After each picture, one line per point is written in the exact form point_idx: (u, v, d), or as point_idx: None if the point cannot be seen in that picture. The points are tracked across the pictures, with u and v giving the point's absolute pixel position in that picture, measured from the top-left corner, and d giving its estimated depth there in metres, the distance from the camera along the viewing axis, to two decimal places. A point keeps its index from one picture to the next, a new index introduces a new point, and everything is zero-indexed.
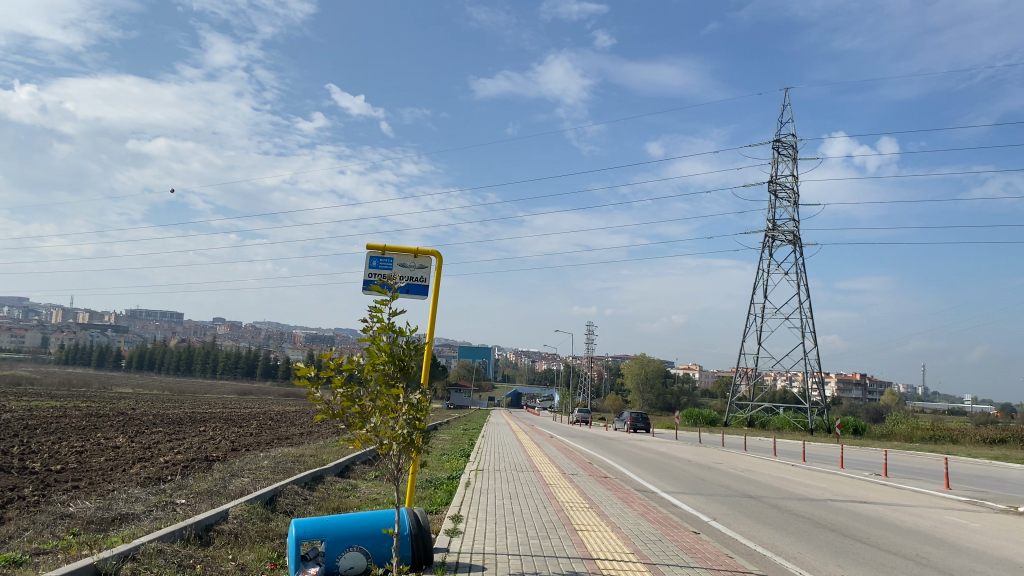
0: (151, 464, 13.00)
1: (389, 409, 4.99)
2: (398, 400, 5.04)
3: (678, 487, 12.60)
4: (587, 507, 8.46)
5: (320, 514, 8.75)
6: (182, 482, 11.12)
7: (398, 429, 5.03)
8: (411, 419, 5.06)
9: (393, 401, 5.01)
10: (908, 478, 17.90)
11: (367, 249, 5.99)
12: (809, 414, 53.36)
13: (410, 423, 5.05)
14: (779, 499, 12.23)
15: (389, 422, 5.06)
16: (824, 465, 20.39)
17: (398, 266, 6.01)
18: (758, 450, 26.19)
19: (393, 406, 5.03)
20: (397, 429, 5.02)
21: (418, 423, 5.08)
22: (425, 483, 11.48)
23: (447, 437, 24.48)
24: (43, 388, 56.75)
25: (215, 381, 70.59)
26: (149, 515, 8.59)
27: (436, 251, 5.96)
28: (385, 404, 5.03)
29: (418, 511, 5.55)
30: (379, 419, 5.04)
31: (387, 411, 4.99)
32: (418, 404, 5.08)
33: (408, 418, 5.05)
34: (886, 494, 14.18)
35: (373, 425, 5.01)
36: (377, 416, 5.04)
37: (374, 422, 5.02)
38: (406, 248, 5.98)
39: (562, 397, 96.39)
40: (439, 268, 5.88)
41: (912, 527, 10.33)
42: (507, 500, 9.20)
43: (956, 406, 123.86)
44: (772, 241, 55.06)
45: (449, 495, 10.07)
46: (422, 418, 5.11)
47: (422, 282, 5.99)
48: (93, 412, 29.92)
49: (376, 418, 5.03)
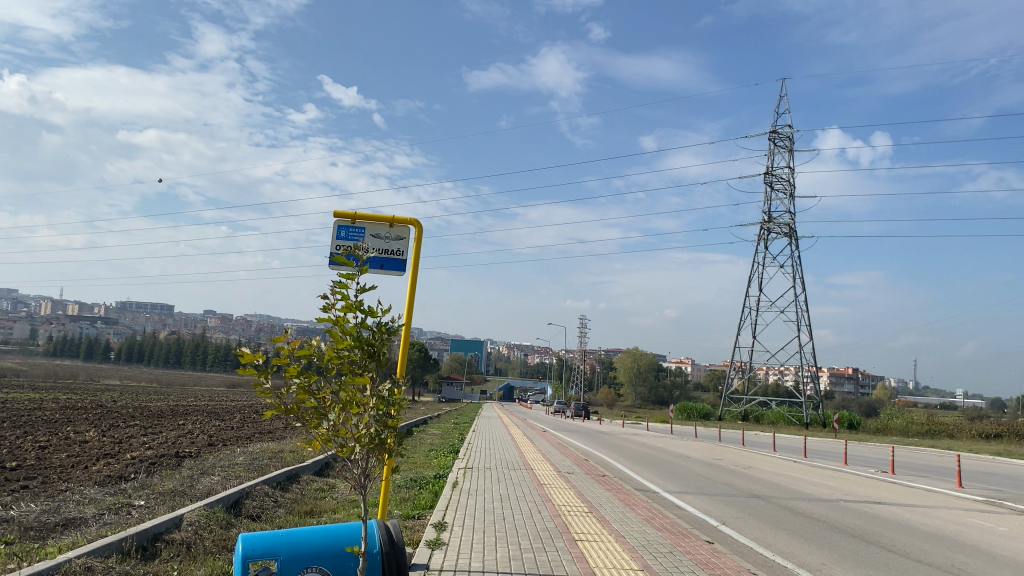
0: (117, 461, 12.10)
1: (353, 403, 4.14)
2: (364, 393, 4.19)
3: (680, 487, 11.80)
4: (586, 511, 7.64)
5: (291, 519, 7.91)
6: (145, 482, 10.21)
7: (364, 427, 4.18)
8: (382, 417, 4.20)
9: (358, 398, 4.16)
10: (916, 475, 17.11)
11: (335, 218, 5.14)
12: (804, 408, 52.83)
13: (379, 421, 4.18)
14: (789, 500, 11.44)
15: (351, 419, 4.22)
16: (827, 462, 19.59)
17: (371, 238, 5.16)
18: (757, 445, 25.44)
19: (358, 403, 4.18)
20: (362, 429, 4.15)
21: (390, 424, 4.22)
22: (408, 483, 10.65)
23: (437, 432, 23.68)
24: (29, 379, 55.71)
25: (205, 374, 69.55)
26: (98, 519, 7.72)
27: (414, 220, 5.11)
28: (350, 399, 4.19)
29: (392, 524, 4.72)
30: (342, 416, 4.19)
31: (351, 408, 4.14)
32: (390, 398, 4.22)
33: (376, 415, 4.19)
34: (898, 493, 13.40)
35: (332, 423, 4.15)
36: (338, 413, 4.20)
37: (333, 420, 4.16)
38: (381, 217, 5.13)
39: (555, 390, 95.63)
40: (418, 239, 5.03)
41: (937, 532, 9.55)
42: (498, 504, 8.36)
43: (945, 402, 124.13)
44: (767, 234, 54.53)
45: (434, 496, 9.25)
46: (395, 415, 4.28)
47: (399, 256, 5.15)
48: (72, 404, 28.90)
49: (335, 415, 4.17)
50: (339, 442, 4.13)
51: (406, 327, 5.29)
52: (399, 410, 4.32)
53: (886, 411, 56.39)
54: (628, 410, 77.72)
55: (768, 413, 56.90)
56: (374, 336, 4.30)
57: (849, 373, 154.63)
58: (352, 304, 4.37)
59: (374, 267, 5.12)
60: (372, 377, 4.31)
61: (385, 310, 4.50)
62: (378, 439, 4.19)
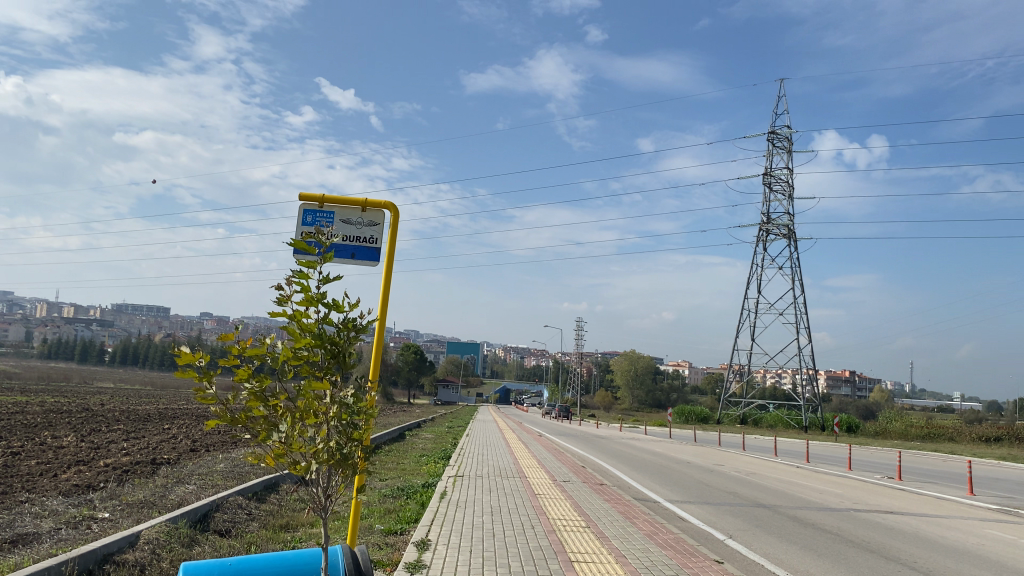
0: (88, 468, 11.46)
1: (311, 413, 3.54)
2: (323, 400, 3.59)
3: (683, 496, 11.21)
4: (583, 527, 7.05)
5: (264, 533, 7.30)
6: (114, 491, 9.59)
7: (325, 438, 3.59)
8: (345, 429, 3.60)
9: (316, 409, 3.55)
10: (925, 481, 16.53)
11: (301, 201, 4.55)
12: (803, 411, 52.24)
13: (343, 434, 3.59)
14: (797, 509, 10.87)
15: (308, 431, 3.60)
16: (831, 468, 19.00)
17: (341, 224, 4.57)
18: (759, 450, 24.85)
19: (317, 412, 3.57)
20: (319, 444, 3.51)
21: (355, 437, 3.59)
22: (396, 492, 10.06)
23: (430, 436, 23.02)
24: (21, 382, 54.91)
25: None
26: (53, 535, 7.09)
27: (390, 203, 4.50)
28: (307, 407, 3.58)
29: (359, 549, 4.14)
30: (297, 427, 3.58)
31: (307, 419, 3.52)
32: (354, 404, 3.60)
33: (338, 425, 3.59)
34: (907, 501, 12.81)
35: (284, 436, 3.54)
36: (293, 424, 3.61)
37: (286, 431, 3.54)
38: (353, 199, 4.54)
39: (552, 393, 94.91)
40: (394, 225, 4.42)
41: (956, 545, 8.98)
42: (488, 517, 7.77)
43: (942, 404, 123.72)
44: (766, 235, 54.09)
45: (421, 507, 8.64)
46: (363, 425, 3.66)
47: (373, 245, 4.54)
48: (58, 408, 28.12)
49: (289, 426, 3.56)
50: (290, 457, 3.50)
51: (381, 325, 4.68)
52: (368, 416, 3.72)
53: (885, 413, 55.89)
54: (625, 413, 77.10)
55: (767, 416, 56.33)
56: (338, 335, 3.74)
57: (846, 375, 154.19)
58: (311, 298, 3.78)
59: (342, 255, 4.51)
60: (336, 380, 3.73)
61: (355, 305, 3.93)
62: (341, 458, 3.56)
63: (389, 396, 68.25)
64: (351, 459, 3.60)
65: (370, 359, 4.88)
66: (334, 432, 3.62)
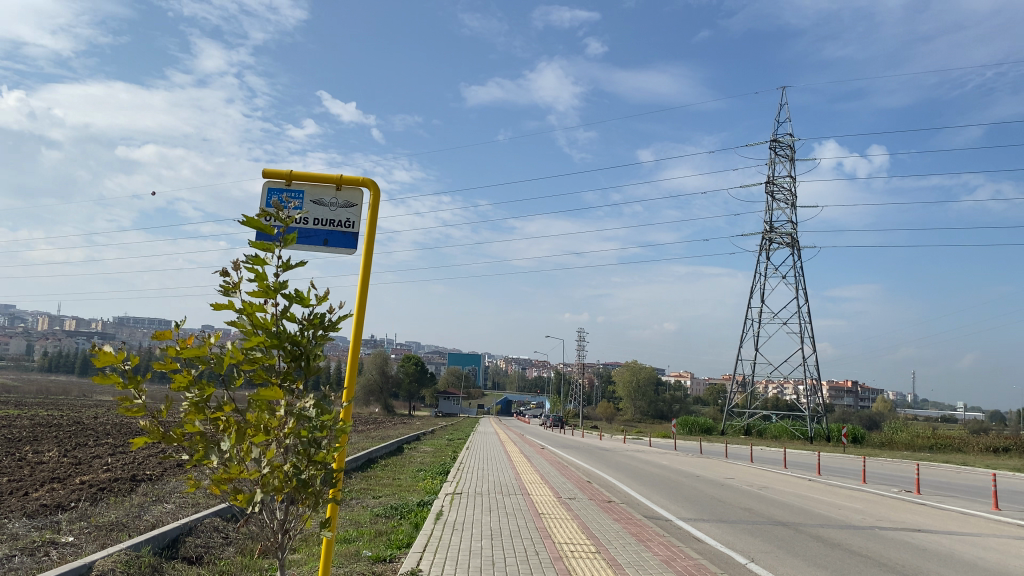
0: (62, 486, 10.74)
1: (262, 429, 2.84)
2: (278, 413, 2.89)
3: (696, 513, 10.51)
4: (592, 552, 6.37)
5: (240, 558, 6.62)
6: (84, 511, 8.92)
7: (282, 460, 2.90)
8: (302, 449, 2.87)
9: (268, 424, 2.85)
10: (944, 495, 15.83)
11: (266, 179, 3.92)
12: (808, 422, 51.49)
13: (301, 456, 2.86)
14: (818, 528, 10.19)
15: (260, 452, 2.90)
16: (844, 480, 18.28)
17: (312, 205, 3.91)
18: (767, 462, 24.13)
19: (268, 428, 2.87)
20: (266, 469, 2.80)
21: (317, 460, 2.87)
22: (390, 511, 9.36)
23: (429, 450, 22.33)
24: (18, 396, 54.01)
25: None
26: (3, 563, 6.41)
27: (369, 179, 3.83)
28: (252, 423, 2.88)
29: None
30: (243, 446, 2.89)
31: (253, 438, 2.83)
32: (316, 417, 2.87)
33: (297, 442, 2.88)
34: (928, 516, 12.10)
35: (224, 459, 2.85)
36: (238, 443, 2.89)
37: (229, 453, 2.84)
38: (326, 175, 3.88)
39: (553, 404, 93.91)
40: (373, 205, 3.76)
41: (995, 567, 8.31)
42: (487, 542, 7.07)
43: (945, 416, 122.90)
44: (770, 244, 53.56)
45: (414, 529, 7.96)
46: (329, 447, 2.93)
47: (350, 229, 3.87)
48: (47, 421, 27.36)
49: (234, 446, 2.86)
50: (229, 487, 2.79)
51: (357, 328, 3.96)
52: (336, 433, 3.02)
53: (891, 424, 55.14)
54: (627, 424, 76.19)
55: (771, 427, 55.54)
56: (302, 333, 3.10)
57: (848, 385, 153.79)
58: (267, 286, 3.13)
59: (312, 241, 3.84)
60: (295, 387, 3.05)
61: (325, 296, 3.28)
62: (300, 484, 2.84)
63: (388, 408, 67.46)
64: (312, 486, 2.89)
65: (345, 366, 4.21)
66: (292, 451, 2.92)
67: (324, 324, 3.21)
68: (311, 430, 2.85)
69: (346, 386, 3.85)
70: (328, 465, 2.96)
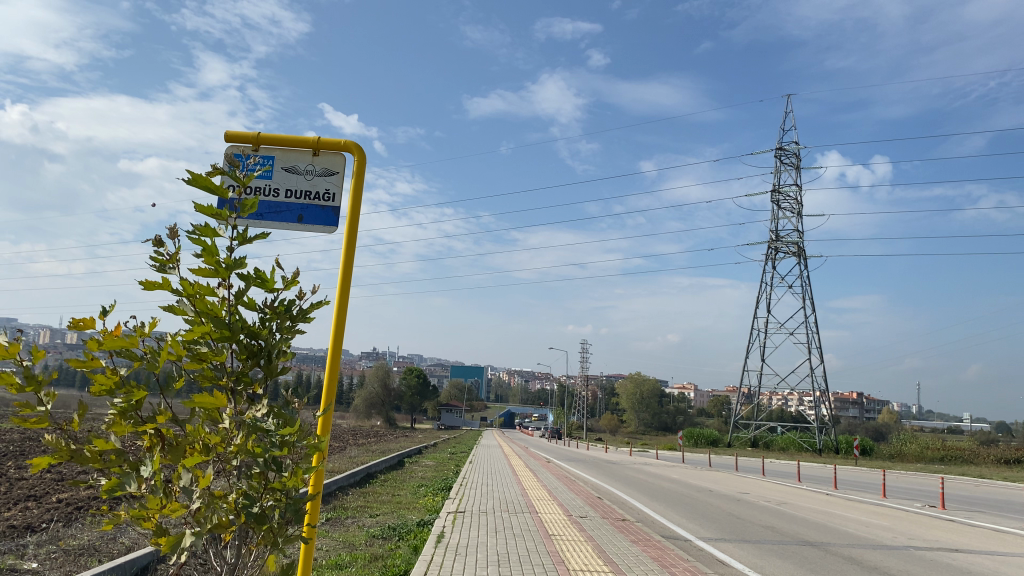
0: (39, 505, 10.08)
1: (201, 446, 2.12)
2: (224, 426, 2.17)
3: (717, 533, 9.80)
4: None
5: None
6: (55, 533, 8.22)
7: (228, 486, 2.20)
8: (255, 474, 2.19)
9: (210, 441, 2.11)
10: (971, 510, 15.10)
11: (229, 145, 3.25)
12: (816, 434, 50.60)
13: (252, 482, 2.16)
14: (848, 547, 9.51)
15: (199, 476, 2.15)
16: (863, 495, 17.54)
17: (283, 174, 3.24)
18: (781, 475, 23.36)
19: (211, 442, 2.15)
20: (200, 501, 2.04)
21: (275, 488, 2.19)
22: (388, 531, 8.69)
23: (431, 464, 21.66)
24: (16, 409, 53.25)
25: None
26: None
27: (353, 144, 3.18)
28: (191, 439, 2.16)
29: None
30: (171, 469, 2.16)
31: (188, 459, 2.08)
32: (274, 432, 2.16)
33: (249, 465, 2.18)
34: (960, 534, 11.33)
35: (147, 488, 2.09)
36: (165, 465, 2.15)
37: (153, 475, 2.08)
38: (301, 139, 3.22)
39: (557, 416, 92.84)
40: (359, 172, 3.12)
41: None
42: (494, 569, 6.39)
43: (950, 426, 121.91)
44: (776, 254, 52.79)
45: (415, 553, 7.26)
46: (288, 471, 2.21)
47: (330, 202, 3.21)
48: (40, 435, 26.61)
49: (167, 468, 2.12)
50: (152, 523, 2.04)
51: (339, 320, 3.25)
52: (311, 449, 2.34)
53: (900, 436, 54.21)
54: (632, 437, 75.17)
55: (778, 439, 54.60)
56: (263, 325, 2.45)
57: (853, 396, 152.87)
58: (217, 262, 2.44)
59: (284, 217, 3.18)
60: (246, 390, 2.36)
61: (294, 280, 2.62)
62: (253, 519, 2.13)
63: (390, 421, 66.63)
64: (270, 522, 2.17)
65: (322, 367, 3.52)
66: (243, 476, 2.22)
67: (294, 311, 2.56)
68: (269, 446, 2.15)
69: (326, 385, 3.19)
70: (293, 493, 2.25)
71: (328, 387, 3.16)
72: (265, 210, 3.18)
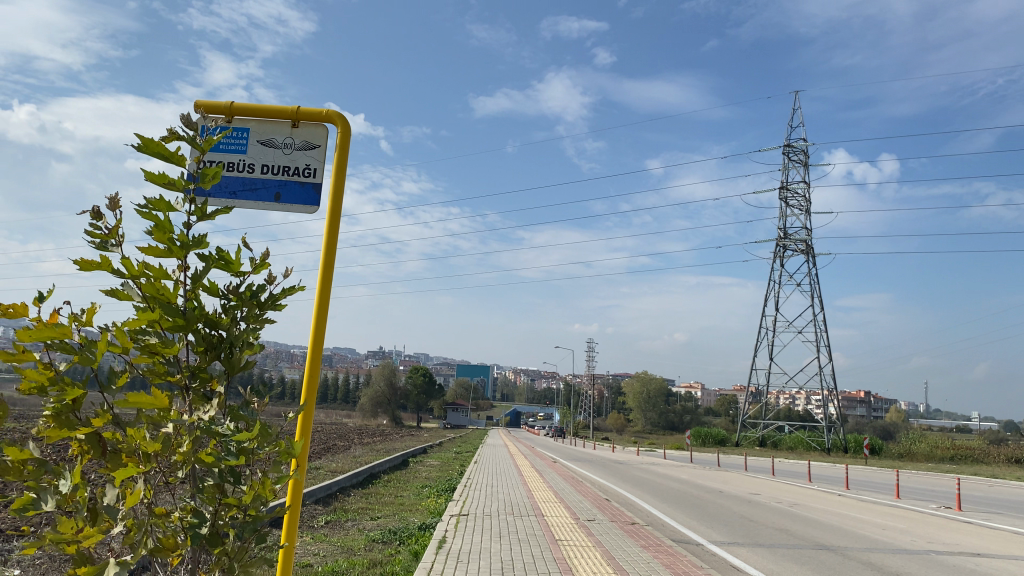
0: None
1: (139, 454, 1.76)
2: (169, 431, 1.82)
3: (728, 536, 9.46)
4: None
5: None
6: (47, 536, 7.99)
7: (172, 503, 1.84)
8: (208, 488, 1.84)
9: (152, 448, 1.74)
10: (987, 511, 14.75)
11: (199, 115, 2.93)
12: (824, 433, 50.19)
13: (201, 496, 1.82)
14: (864, 552, 9.17)
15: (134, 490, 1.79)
16: (875, 496, 17.19)
17: (259, 149, 2.91)
18: (790, 475, 23.04)
19: (150, 452, 1.81)
20: (134, 523, 1.68)
21: (230, 506, 1.84)
22: (388, 534, 8.39)
23: (436, 464, 21.45)
24: None
25: None
26: None
27: (336, 114, 2.86)
28: (125, 441, 1.82)
29: None
30: (105, 482, 1.80)
31: (122, 470, 1.72)
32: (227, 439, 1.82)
33: (198, 478, 1.83)
34: (980, 537, 10.94)
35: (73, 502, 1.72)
36: (97, 476, 1.79)
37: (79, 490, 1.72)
38: (278, 108, 2.90)
39: (563, 415, 92.51)
40: (342, 144, 2.79)
41: None
42: None
43: (960, 425, 121.08)
44: (784, 252, 52.43)
45: (415, 560, 6.93)
46: (245, 486, 1.87)
47: (311, 178, 2.88)
48: None
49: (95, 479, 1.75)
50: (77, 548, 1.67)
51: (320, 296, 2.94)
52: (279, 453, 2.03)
53: (910, 435, 53.72)
54: (639, 436, 74.88)
55: (787, 438, 54.11)
56: (224, 316, 2.11)
57: (861, 395, 152.08)
58: (171, 240, 2.10)
59: (260, 195, 2.85)
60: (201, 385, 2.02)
61: (264, 264, 2.29)
62: (202, 541, 1.81)
63: (396, 420, 66.50)
64: (221, 546, 1.84)
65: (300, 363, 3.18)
66: (191, 491, 1.87)
67: (268, 296, 2.24)
68: (221, 458, 1.83)
69: (305, 376, 2.90)
70: (253, 511, 1.90)
71: (308, 377, 2.87)
72: (238, 187, 2.86)
